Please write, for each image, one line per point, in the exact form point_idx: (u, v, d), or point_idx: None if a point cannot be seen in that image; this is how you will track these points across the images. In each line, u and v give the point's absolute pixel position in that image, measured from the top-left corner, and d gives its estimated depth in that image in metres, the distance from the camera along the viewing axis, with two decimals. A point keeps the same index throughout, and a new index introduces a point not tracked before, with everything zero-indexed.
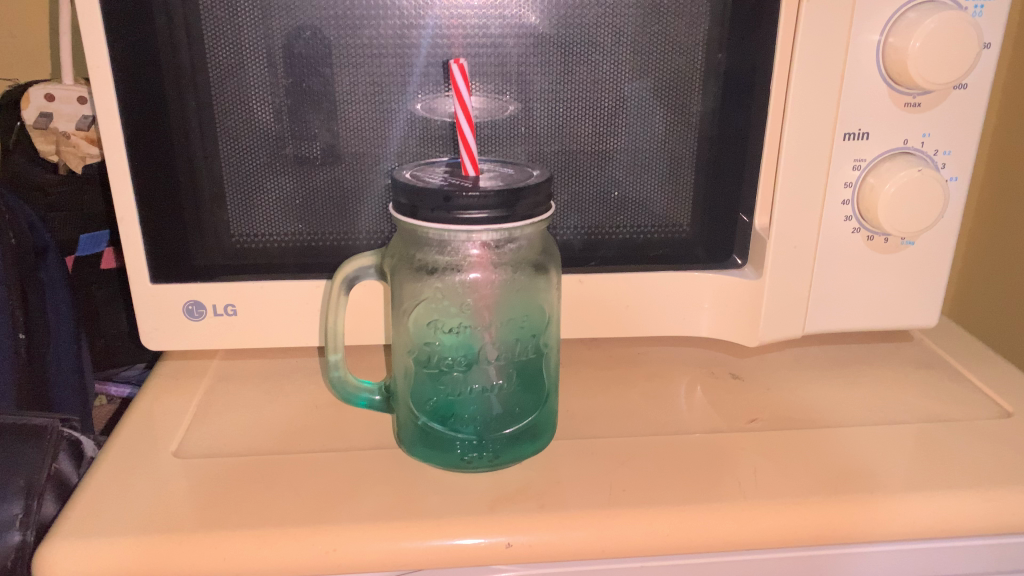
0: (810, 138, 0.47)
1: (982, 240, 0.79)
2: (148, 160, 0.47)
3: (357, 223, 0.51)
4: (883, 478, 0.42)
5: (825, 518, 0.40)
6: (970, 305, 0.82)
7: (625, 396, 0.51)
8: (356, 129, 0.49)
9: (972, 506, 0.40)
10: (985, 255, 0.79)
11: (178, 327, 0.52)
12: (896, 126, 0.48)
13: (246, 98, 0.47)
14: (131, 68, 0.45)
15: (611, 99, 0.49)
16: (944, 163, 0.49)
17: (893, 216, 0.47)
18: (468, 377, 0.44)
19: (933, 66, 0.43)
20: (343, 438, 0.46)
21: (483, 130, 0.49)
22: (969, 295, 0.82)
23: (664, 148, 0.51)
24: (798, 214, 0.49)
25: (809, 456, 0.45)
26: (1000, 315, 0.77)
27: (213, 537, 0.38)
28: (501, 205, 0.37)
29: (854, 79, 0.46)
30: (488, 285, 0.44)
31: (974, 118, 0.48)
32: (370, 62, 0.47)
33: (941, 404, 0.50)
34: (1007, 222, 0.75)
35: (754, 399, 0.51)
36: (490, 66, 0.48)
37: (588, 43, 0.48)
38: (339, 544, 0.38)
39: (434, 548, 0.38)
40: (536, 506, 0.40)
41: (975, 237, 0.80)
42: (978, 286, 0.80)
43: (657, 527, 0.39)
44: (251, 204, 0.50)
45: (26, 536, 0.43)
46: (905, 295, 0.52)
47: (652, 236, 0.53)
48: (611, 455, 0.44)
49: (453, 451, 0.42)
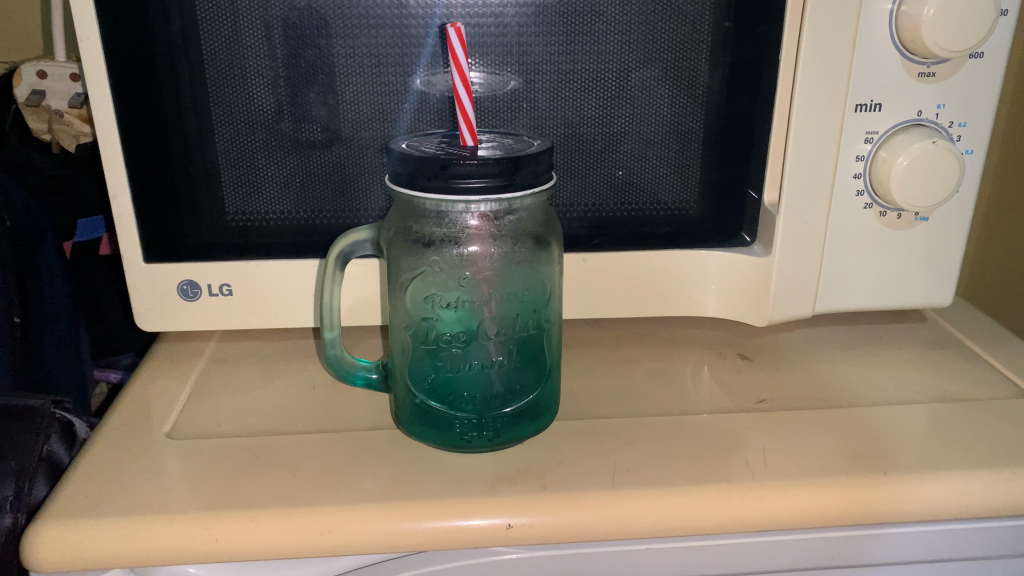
0: (821, 109, 0.46)
1: (999, 222, 0.78)
2: (141, 136, 0.46)
3: (354, 200, 0.50)
4: (897, 458, 0.41)
5: (836, 499, 0.38)
6: (986, 288, 0.80)
7: (630, 376, 0.50)
8: (353, 103, 0.47)
9: (989, 486, 0.39)
10: (1000, 236, 0.78)
11: (173, 307, 0.51)
12: (910, 97, 0.46)
13: (241, 71, 0.46)
14: (121, 40, 0.44)
15: (615, 71, 0.48)
16: (960, 135, 0.47)
17: (906, 191, 0.46)
18: (468, 353, 0.42)
19: (947, 33, 0.42)
20: (339, 419, 0.45)
21: (484, 104, 0.48)
22: (985, 279, 0.80)
23: (669, 122, 0.49)
24: (809, 189, 0.47)
25: (820, 436, 0.43)
26: (1017, 298, 0.75)
27: (204, 519, 0.37)
28: (501, 173, 0.36)
29: (866, 48, 0.45)
30: (487, 259, 0.42)
31: (990, 87, 0.46)
32: (366, 33, 0.46)
33: (956, 384, 0.49)
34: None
35: (762, 379, 0.50)
36: (490, 37, 0.46)
37: (591, 13, 0.46)
38: (335, 525, 0.37)
39: (432, 529, 0.37)
40: (538, 486, 0.38)
41: (992, 220, 0.79)
42: (992, 268, 0.79)
43: (663, 508, 0.38)
44: (247, 182, 0.49)
45: (16, 518, 0.43)
46: (918, 272, 0.51)
47: (658, 213, 0.51)
48: (615, 436, 0.43)
49: (452, 429, 0.41)
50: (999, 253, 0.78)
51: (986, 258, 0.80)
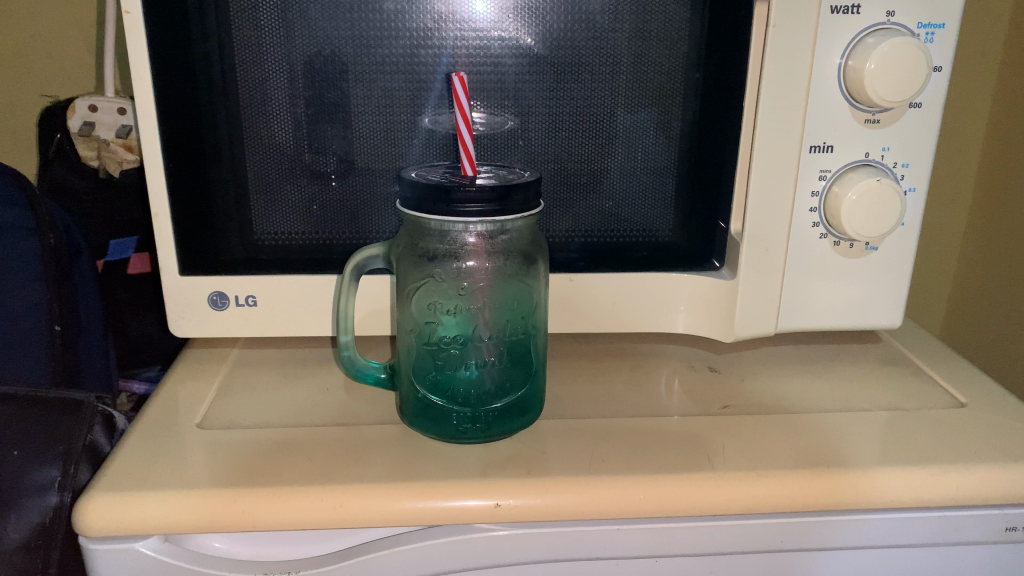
0: (780, 150, 0.52)
1: (978, 255, 0.86)
2: (182, 161, 0.52)
3: (367, 223, 0.56)
4: (841, 455, 0.47)
5: (783, 488, 0.44)
6: (968, 316, 0.88)
7: (609, 384, 0.56)
8: (368, 138, 0.54)
9: (918, 479, 0.45)
10: (978, 268, 0.86)
11: (201, 316, 0.57)
12: (858, 141, 0.52)
13: (271, 109, 0.52)
14: (169, 80, 0.50)
15: (600, 114, 0.54)
16: (903, 175, 0.54)
17: (854, 222, 0.51)
18: (465, 354, 0.49)
19: (888, 85, 0.48)
20: (349, 414, 0.51)
21: (484, 140, 0.55)
22: (967, 311, 0.88)
23: (646, 159, 0.56)
24: (770, 219, 0.53)
25: (774, 436, 0.49)
26: (995, 328, 0.82)
27: (232, 493, 0.42)
28: (495, 199, 0.42)
29: (819, 98, 0.51)
30: (483, 272, 0.48)
31: (929, 134, 0.52)
32: (381, 78, 0.52)
33: (902, 396, 0.54)
34: (1000, 242, 0.82)
35: (728, 388, 0.55)
36: (489, 83, 0.53)
37: (579, 63, 0.53)
38: (345, 502, 0.42)
39: (429, 507, 0.42)
40: (523, 472, 0.44)
41: (972, 253, 0.87)
42: (976, 295, 0.86)
43: (631, 493, 0.43)
44: (272, 205, 0.55)
45: (62, 497, 0.49)
46: (870, 297, 0.57)
47: (638, 239, 0.57)
48: (592, 433, 0.48)
49: (450, 422, 0.46)
50: (978, 286, 0.86)
51: (974, 297, 0.87)
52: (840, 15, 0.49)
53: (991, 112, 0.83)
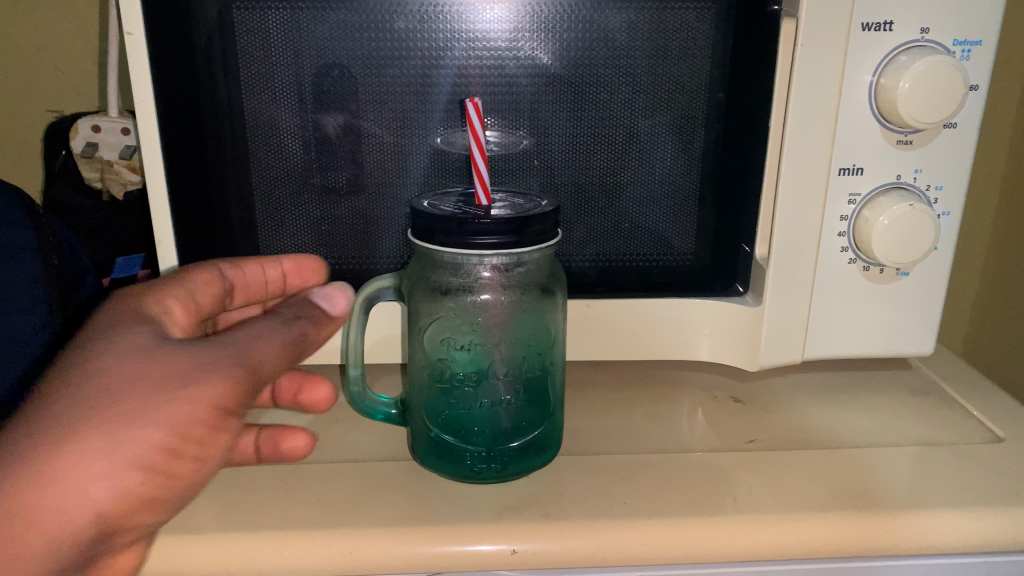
0: (808, 173, 0.49)
1: (1002, 270, 0.83)
2: (186, 188, 0.50)
3: (378, 249, 0.54)
4: (874, 495, 0.44)
5: (814, 533, 0.42)
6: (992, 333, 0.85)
7: (628, 416, 0.54)
8: (380, 160, 0.52)
9: (957, 522, 0.42)
10: (1003, 283, 0.83)
11: None
12: (889, 162, 0.50)
13: (278, 131, 0.51)
14: (172, 104, 0.47)
15: (620, 135, 0.52)
16: (936, 198, 0.51)
17: (886, 248, 0.49)
18: (479, 391, 0.48)
19: (923, 105, 0.46)
20: (359, 451, 0.49)
21: (499, 162, 0.53)
22: (991, 328, 0.85)
23: (667, 180, 0.54)
24: (798, 244, 0.51)
25: (802, 474, 0.47)
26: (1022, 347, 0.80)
27: (236, 538, 0.40)
28: (512, 231, 0.40)
29: (849, 118, 0.49)
30: (498, 305, 0.47)
31: (964, 155, 0.50)
32: (393, 98, 0.51)
33: (935, 429, 0.52)
34: None
35: (752, 421, 0.53)
36: (505, 103, 0.51)
37: (597, 82, 0.51)
38: (354, 547, 0.40)
39: (442, 553, 0.40)
40: (540, 515, 0.42)
41: (995, 268, 0.84)
42: (1000, 310, 0.83)
43: (654, 538, 0.41)
44: (281, 229, 0.53)
45: None
46: (901, 324, 0.54)
47: (656, 263, 0.56)
48: (611, 471, 0.46)
49: (463, 461, 0.45)
50: (1004, 304, 0.83)
51: (998, 312, 0.84)
52: (872, 32, 0.47)
53: (1016, 120, 0.80)
